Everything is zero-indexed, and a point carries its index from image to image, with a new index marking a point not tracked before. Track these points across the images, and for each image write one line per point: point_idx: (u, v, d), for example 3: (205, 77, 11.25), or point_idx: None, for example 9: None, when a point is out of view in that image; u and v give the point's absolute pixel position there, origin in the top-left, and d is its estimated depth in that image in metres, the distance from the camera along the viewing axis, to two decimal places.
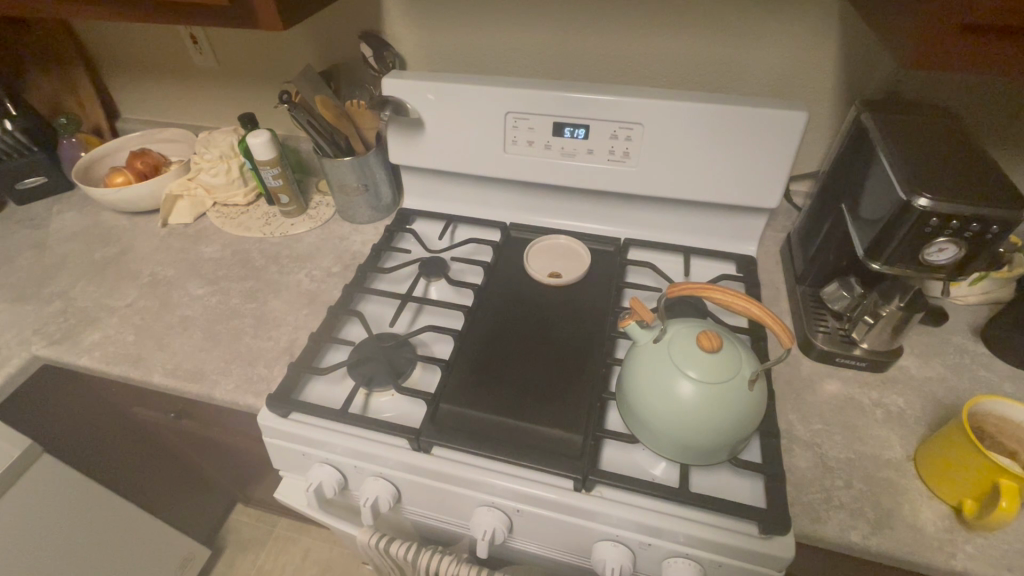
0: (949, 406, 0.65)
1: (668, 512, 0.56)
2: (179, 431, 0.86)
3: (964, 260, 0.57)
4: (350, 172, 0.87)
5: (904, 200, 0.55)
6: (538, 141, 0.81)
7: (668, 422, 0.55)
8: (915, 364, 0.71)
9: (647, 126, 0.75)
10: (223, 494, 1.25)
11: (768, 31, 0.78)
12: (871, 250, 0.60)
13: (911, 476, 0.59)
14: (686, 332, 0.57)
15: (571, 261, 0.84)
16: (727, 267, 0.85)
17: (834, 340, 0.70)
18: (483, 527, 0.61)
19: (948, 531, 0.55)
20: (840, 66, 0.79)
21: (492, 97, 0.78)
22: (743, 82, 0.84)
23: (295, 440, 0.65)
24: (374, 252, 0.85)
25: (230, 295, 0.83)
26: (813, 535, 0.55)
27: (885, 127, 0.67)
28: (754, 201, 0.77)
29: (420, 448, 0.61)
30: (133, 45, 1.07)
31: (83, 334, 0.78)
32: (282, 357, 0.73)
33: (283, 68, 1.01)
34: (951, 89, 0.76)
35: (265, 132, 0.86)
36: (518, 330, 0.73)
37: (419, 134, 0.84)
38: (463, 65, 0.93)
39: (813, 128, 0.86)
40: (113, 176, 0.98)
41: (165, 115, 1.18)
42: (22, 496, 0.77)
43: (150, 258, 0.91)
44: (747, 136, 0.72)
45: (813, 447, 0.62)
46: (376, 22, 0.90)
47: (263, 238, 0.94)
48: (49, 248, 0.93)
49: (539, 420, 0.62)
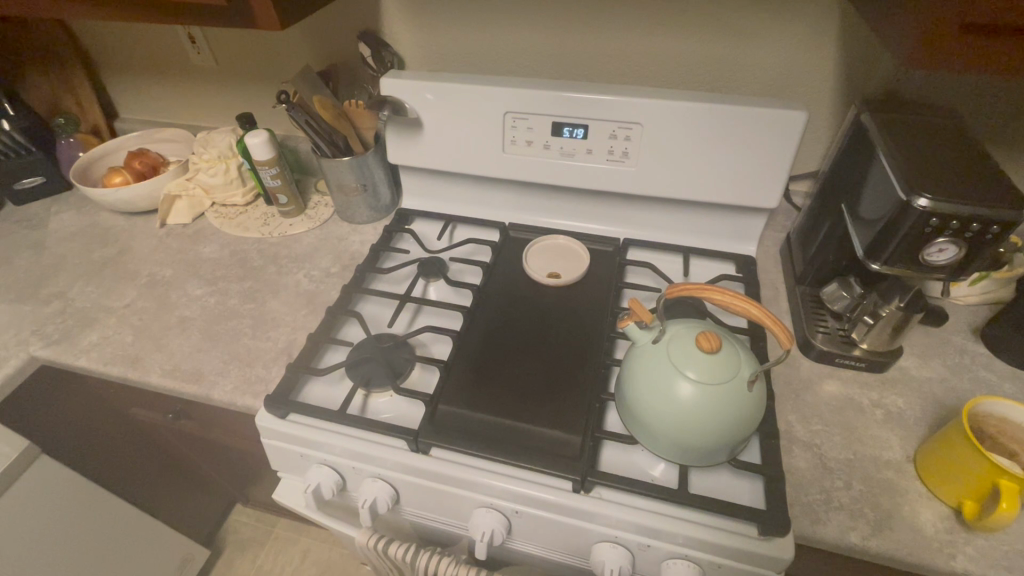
0: (949, 407, 0.65)
1: (667, 513, 0.56)
2: (178, 431, 0.86)
3: (965, 260, 0.57)
4: (348, 172, 0.87)
5: (904, 200, 0.55)
6: (537, 141, 0.80)
7: (667, 423, 0.55)
8: (915, 364, 0.70)
9: (647, 125, 0.74)
10: (222, 494, 1.25)
11: (768, 30, 0.78)
12: (871, 250, 0.60)
13: (911, 477, 0.59)
14: (686, 333, 0.57)
15: (571, 261, 0.84)
16: (727, 267, 0.85)
17: (834, 341, 0.70)
18: (482, 528, 0.61)
19: (948, 533, 0.55)
20: (840, 66, 0.79)
21: (491, 97, 0.78)
22: (743, 82, 0.83)
23: (293, 441, 0.65)
24: (373, 252, 0.85)
25: (229, 295, 0.83)
26: (813, 536, 0.55)
27: (885, 127, 0.67)
28: (754, 202, 0.77)
29: (419, 449, 0.60)
30: (131, 44, 1.06)
31: (81, 334, 0.77)
32: (281, 357, 0.73)
33: (282, 68, 1.01)
34: (951, 88, 0.76)
35: (264, 132, 0.85)
36: (517, 330, 0.73)
37: (418, 133, 0.84)
38: (462, 65, 0.93)
39: (813, 128, 0.86)
40: (112, 176, 0.97)
41: (165, 115, 1.17)
42: (20, 497, 0.77)
43: (148, 258, 0.91)
44: (747, 135, 0.72)
45: (812, 447, 0.62)
46: (375, 22, 0.90)
47: (262, 238, 0.94)
48: (48, 248, 0.93)
49: (538, 421, 0.62)
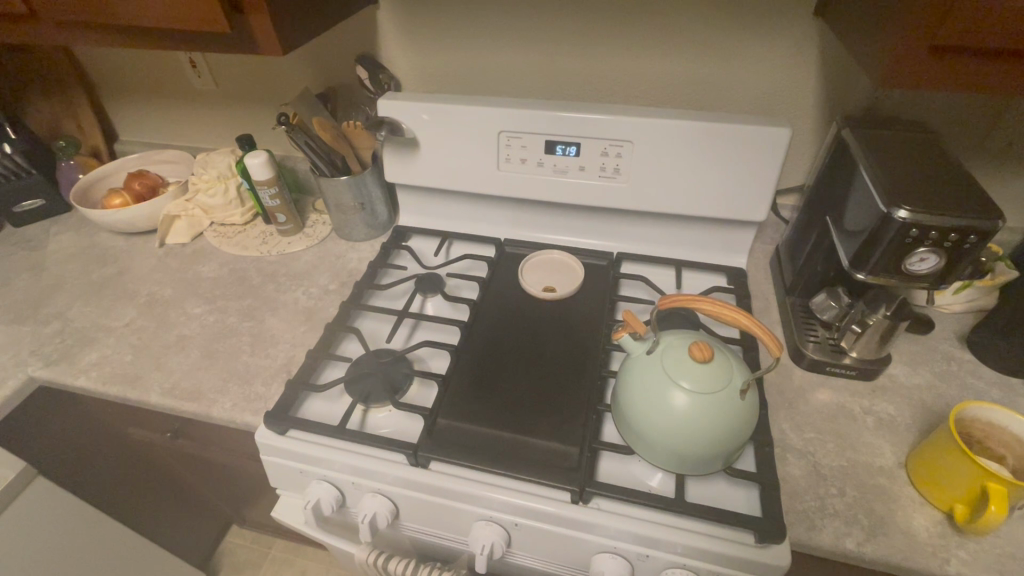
0: (936, 412, 0.67)
1: (666, 523, 0.56)
2: (175, 451, 0.86)
3: (946, 268, 0.59)
4: (346, 191, 0.88)
5: (885, 212, 0.57)
6: (530, 158, 0.82)
7: (663, 435, 0.56)
8: (904, 372, 0.72)
9: (637, 142, 0.77)
10: (217, 515, 1.23)
11: (751, 50, 0.81)
12: (856, 260, 0.62)
13: (903, 482, 0.60)
14: (679, 343, 0.58)
15: (566, 275, 0.85)
16: (718, 279, 0.87)
17: (824, 350, 0.72)
18: (482, 542, 0.61)
19: (941, 537, 0.56)
20: (820, 84, 0.82)
21: (487, 116, 0.80)
22: (728, 100, 0.86)
23: (292, 458, 0.65)
24: (371, 269, 0.86)
25: (228, 313, 0.84)
26: (808, 543, 0.55)
27: (867, 142, 0.69)
28: (742, 215, 0.79)
29: (418, 463, 0.61)
30: (131, 69, 1.09)
31: (80, 354, 0.78)
32: (279, 374, 0.74)
33: (281, 92, 1.04)
34: (927, 105, 0.79)
35: (263, 153, 0.87)
36: (514, 343, 0.74)
37: (414, 152, 0.86)
38: (456, 86, 0.95)
39: (797, 144, 0.89)
40: (112, 199, 0.99)
41: (164, 138, 1.19)
42: (17, 520, 0.76)
43: (148, 277, 0.92)
44: (735, 152, 0.74)
45: (806, 455, 0.63)
46: (371, 46, 0.93)
47: (260, 256, 0.95)
48: (46, 270, 0.93)
49: (536, 433, 0.63)
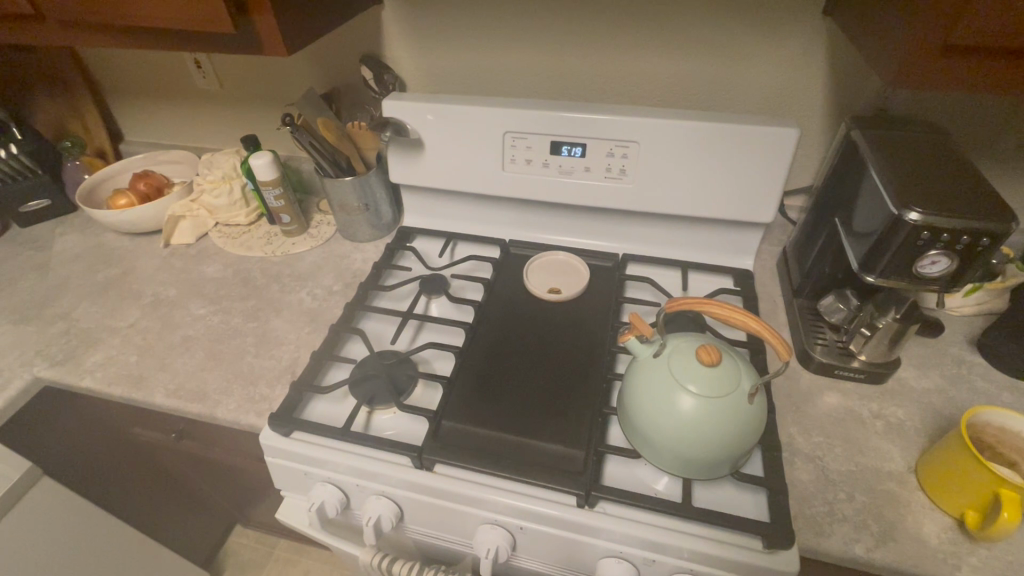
0: (946, 417, 0.66)
1: (673, 528, 0.56)
2: (179, 452, 0.86)
3: (958, 271, 0.58)
4: (350, 192, 0.88)
5: (896, 214, 0.56)
6: (535, 159, 0.82)
7: (670, 438, 0.55)
8: (913, 375, 0.71)
9: (643, 143, 0.76)
10: (221, 515, 1.23)
11: (758, 50, 0.80)
12: (866, 263, 0.61)
13: (913, 488, 0.60)
14: (686, 346, 0.57)
15: (571, 277, 0.85)
16: (726, 281, 0.86)
17: (832, 353, 0.71)
18: (487, 545, 0.60)
19: (952, 544, 0.55)
20: (829, 84, 0.81)
21: (492, 117, 0.79)
22: (734, 101, 0.86)
23: (297, 460, 0.65)
24: (375, 270, 0.86)
25: (232, 314, 0.84)
26: (817, 549, 0.55)
27: (876, 142, 0.68)
28: (748, 216, 0.78)
29: (422, 466, 0.61)
30: (137, 69, 1.09)
31: (84, 355, 0.78)
32: (284, 376, 0.73)
33: (285, 92, 1.04)
34: (937, 106, 0.78)
35: (267, 153, 0.87)
36: (519, 345, 0.74)
37: (419, 153, 0.86)
38: (461, 86, 0.95)
39: (805, 144, 0.88)
40: (117, 199, 0.99)
41: (169, 138, 1.19)
42: (22, 520, 0.76)
43: (153, 278, 0.92)
44: (742, 152, 0.73)
45: (814, 459, 0.62)
46: (376, 46, 0.93)
47: (264, 257, 0.95)
48: (51, 270, 0.94)
49: (541, 436, 0.62)
